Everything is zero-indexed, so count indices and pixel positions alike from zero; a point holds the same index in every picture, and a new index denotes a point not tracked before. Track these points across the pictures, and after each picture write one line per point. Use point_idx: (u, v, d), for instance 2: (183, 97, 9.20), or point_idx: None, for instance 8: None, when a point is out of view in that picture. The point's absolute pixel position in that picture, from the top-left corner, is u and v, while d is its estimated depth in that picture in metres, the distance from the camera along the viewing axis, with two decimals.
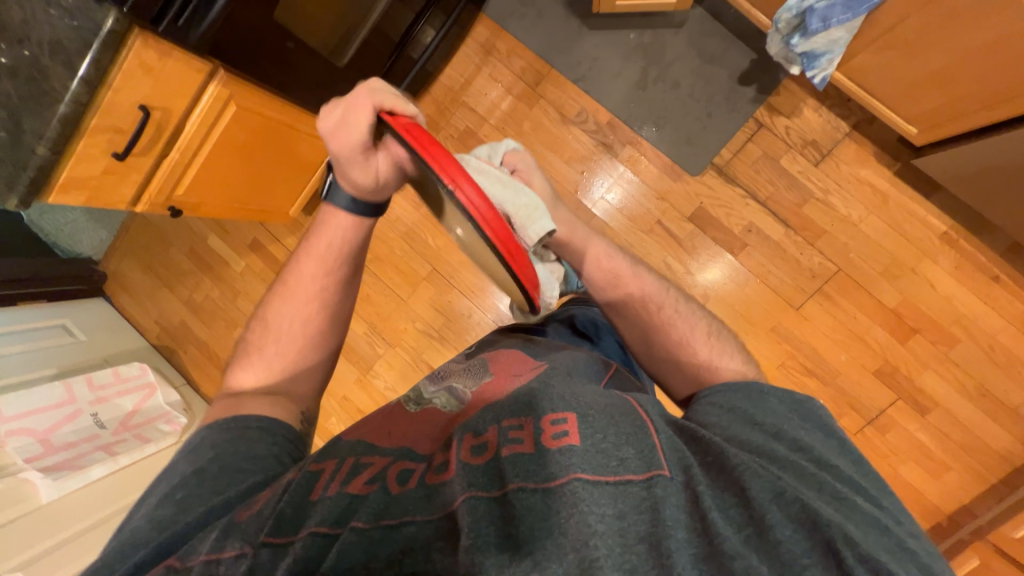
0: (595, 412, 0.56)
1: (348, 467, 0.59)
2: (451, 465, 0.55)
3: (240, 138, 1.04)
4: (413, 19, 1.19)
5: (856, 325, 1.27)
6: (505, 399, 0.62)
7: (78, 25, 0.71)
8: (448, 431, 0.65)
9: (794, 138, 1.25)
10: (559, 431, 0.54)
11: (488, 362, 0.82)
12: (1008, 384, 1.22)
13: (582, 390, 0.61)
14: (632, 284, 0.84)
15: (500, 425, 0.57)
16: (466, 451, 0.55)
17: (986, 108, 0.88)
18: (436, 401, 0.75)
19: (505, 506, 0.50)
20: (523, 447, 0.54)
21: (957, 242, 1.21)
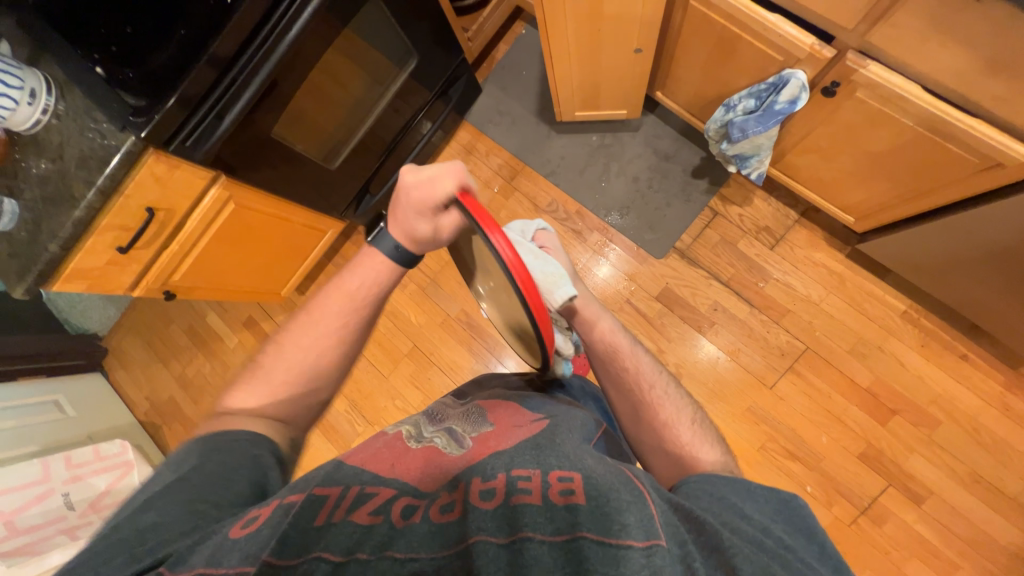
0: (597, 476, 0.55)
1: (352, 497, 0.54)
2: (458, 507, 0.51)
3: (238, 230, 1.17)
4: (401, 128, 1.38)
5: (832, 405, 1.25)
6: (513, 450, 0.61)
7: (101, 145, 0.84)
8: (452, 469, 0.61)
9: (748, 225, 1.35)
10: (565, 489, 0.52)
11: (488, 412, 0.78)
12: (1002, 470, 1.16)
13: (586, 456, 0.60)
14: (628, 359, 0.85)
15: (508, 474, 0.55)
16: (475, 493, 0.52)
17: (905, 202, 0.97)
18: (436, 440, 0.70)
19: (514, 555, 0.46)
20: (532, 499, 0.51)
21: (918, 321, 1.23)
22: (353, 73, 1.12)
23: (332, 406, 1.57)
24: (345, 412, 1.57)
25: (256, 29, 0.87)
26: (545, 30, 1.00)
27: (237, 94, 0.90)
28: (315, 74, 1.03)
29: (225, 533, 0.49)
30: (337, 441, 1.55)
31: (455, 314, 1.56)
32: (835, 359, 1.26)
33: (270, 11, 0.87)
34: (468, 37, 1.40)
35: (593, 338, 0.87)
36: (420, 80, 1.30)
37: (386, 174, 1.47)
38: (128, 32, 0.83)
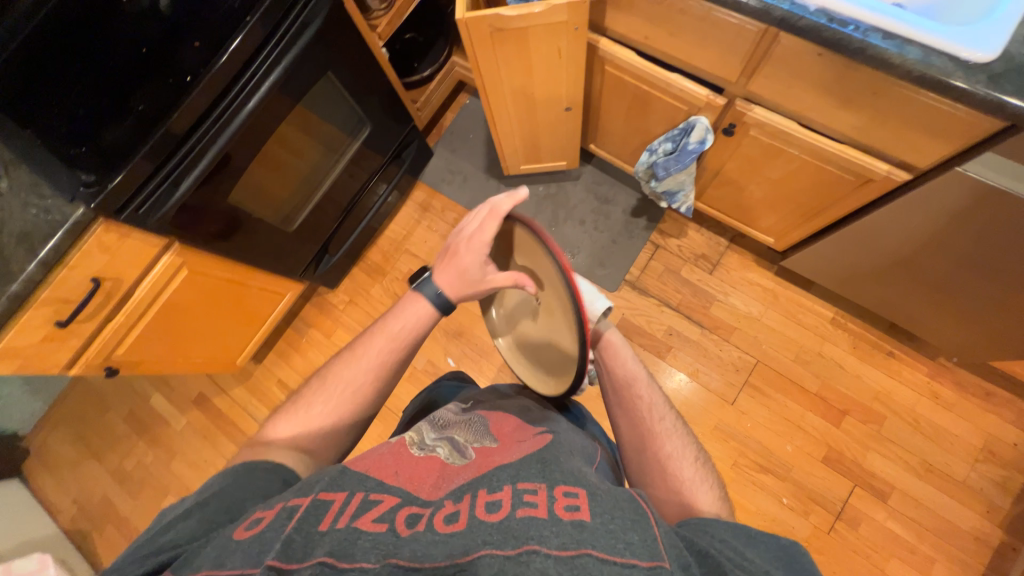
0: (603, 495, 0.56)
1: (357, 503, 0.56)
2: (463, 519, 0.52)
3: (190, 297, 1.15)
4: (358, 190, 1.44)
5: (790, 413, 1.32)
6: (518, 463, 0.62)
7: (44, 217, 0.83)
8: (452, 482, 0.61)
9: (687, 254, 1.47)
10: (572, 505, 0.52)
11: (489, 424, 0.81)
12: (947, 455, 1.24)
13: (593, 479, 0.61)
14: (644, 391, 0.90)
15: (514, 487, 0.56)
16: (481, 507, 0.53)
17: (810, 220, 1.11)
18: (438, 449, 0.72)
19: (515, 570, 0.45)
20: (539, 513, 0.51)
21: (846, 326, 1.36)
22: (308, 141, 1.19)
23: None
24: None
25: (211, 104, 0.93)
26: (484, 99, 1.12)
27: (194, 162, 0.94)
28: (270, 146, 1.09)
29: (231, 541, 0.52)
30: None
31: (422, 365, 1.55)
32: (784, 369, 1.35)
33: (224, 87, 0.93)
34: (416, 108, 1.53)
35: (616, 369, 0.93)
36: (374, 146, 1.39)
37: (345, 234, 1.51)
38: (80, 114, 0.79)
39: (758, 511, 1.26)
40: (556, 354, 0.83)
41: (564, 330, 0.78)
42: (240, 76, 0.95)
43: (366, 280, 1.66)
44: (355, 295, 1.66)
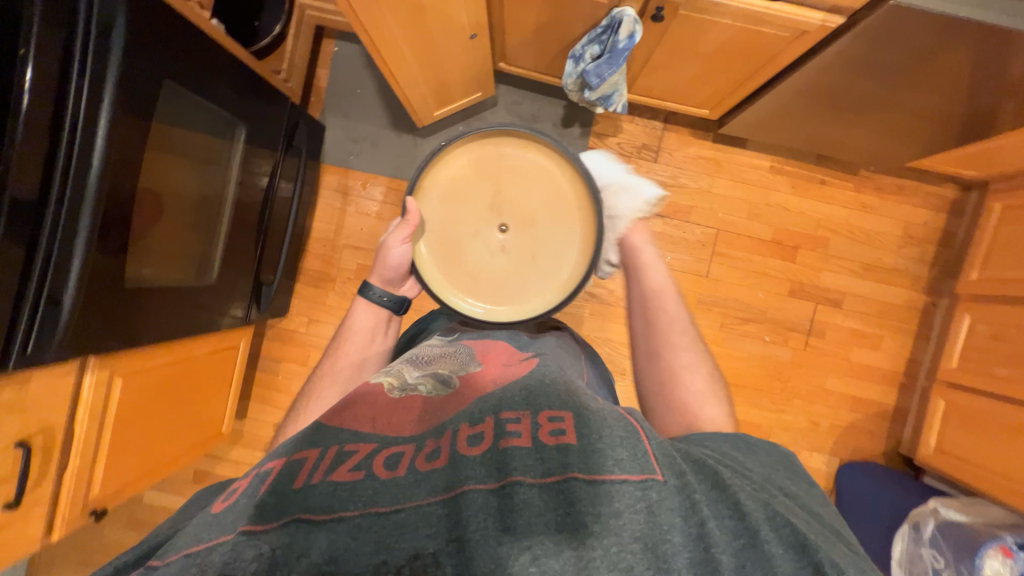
0: (591, 416, 0.59)
1: (333, 454, 0.53)
2: (443, 455, 0.53)
3: (138, 399, 0.98)
4: (263, 203, 1.22)
5: (754, 265, 1.45)
6: (501, 394, 0.63)
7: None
8: (441, 414, 0.61)
9: (628, 149, 1.44)
10: (557, 430, 0.55)
11: (474, 353, 0.79)
12: (879, 252, 1.45)
13: (581, 399, 0.64)
14: (668, 303, 0.87)
15: (496, 418, 0.58)
16: (463, 442, 0.54)
17: (743, 83, 1.10)
18: (421, 387, 0.67)
19: (505, 498, 0.48)
20: (521, 441, 0.54)
21: (782, 169, 1.45)
22: (181, 173, 0.94)
23: None
24: None
25: (40, 183, 0.65)
26: (370, 43, 0.93)
27: (61, 266, 0.68)
28: (144, 189, 0.84)
29: (212, 514, 0.50)
30: None
31: None
32: (741, 229, 1.45)
33: (45, 154, 0.65)
34: (283, 79, 1.25)
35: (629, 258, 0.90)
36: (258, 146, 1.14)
37: (271, 255, 1.31)
38: None
39: (747, 354, 1.46)
40: (548, 258, 0.80)
41: (558, 215, 0.81)
42: (59, 130, 0.66)
43: (316, 292, 1.50)
44: (311, 311, 1.50)
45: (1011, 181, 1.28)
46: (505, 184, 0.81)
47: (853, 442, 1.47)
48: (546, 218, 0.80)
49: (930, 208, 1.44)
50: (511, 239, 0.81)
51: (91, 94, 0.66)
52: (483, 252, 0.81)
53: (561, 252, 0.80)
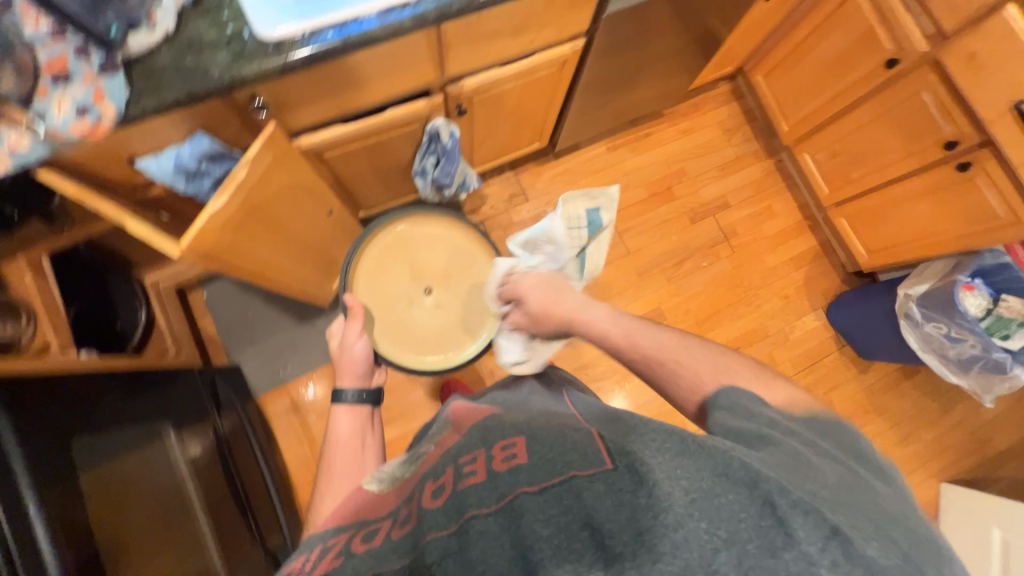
0: (542, 431, 0.59)
1: (349, 538, 0.57)
2: (414, 516, 0.56)
3: None
4: (230, 477, 1.08)
5: (654, 219, 1.65)
6: (463, 439, 0.66)
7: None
8: (436, 495, 0.56)
9: (503, 205, 1.59)
10: (509, 454, 0.57)
11: (453, 416, 0.80)
12: (721, 152, 1.74)
13: (533, 418, 0.64)
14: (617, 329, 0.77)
15: (457, 466, 0.59)
16: (427, 498, 0.57)
17: (548, 112, 1.29)
18: (384, 483, 0.71)
19: (462, 536, 0.50)
20: (476, 477, 0.55)
21: (616, 144, 1.69)
22: (143, 510, 0.83)
23: None
24: None
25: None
26: (258, 276, 0.94)
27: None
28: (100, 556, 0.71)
29: None
30: None
31: None
32: (624, 202, 1.65)
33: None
34: (174, 355, 1.18)
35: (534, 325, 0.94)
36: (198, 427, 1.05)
37: (268, 518, 1.17)
38: None
39: (701, 284, 1.63)
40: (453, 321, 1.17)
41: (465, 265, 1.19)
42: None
43: None
44: None
45: (756, 57, 1.61)
46: (420, 261, 1.17)
47: (817, 288, 1.67)
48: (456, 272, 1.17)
49: (725, 102, 1.76)
50: (440, 296, 1.17)
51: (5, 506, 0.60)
52: (422, 313, 1.16)
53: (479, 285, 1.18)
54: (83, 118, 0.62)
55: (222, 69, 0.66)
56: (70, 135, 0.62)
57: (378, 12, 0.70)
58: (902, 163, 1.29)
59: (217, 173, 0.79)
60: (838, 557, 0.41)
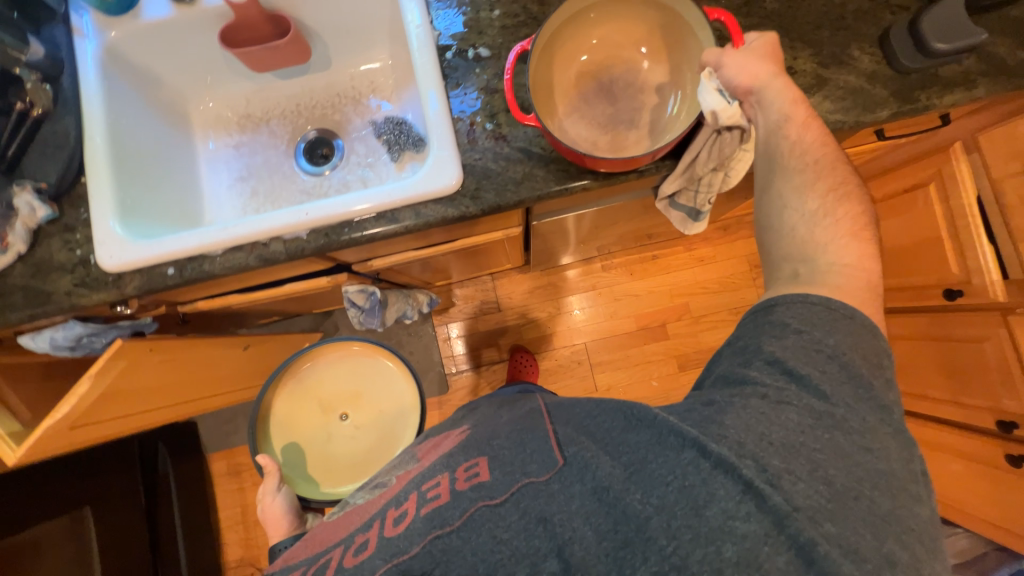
0: (502, 442, 0.49)
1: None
2: (371, 542, 0.44)
3: None
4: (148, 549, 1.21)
5: (635, 357, 1.46)
6: (425, 469, 0.52)
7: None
8: (367, 512, 0.50)
9: (472, 311, 1.50)
10: (470, 474, 0.46)
11: (414, 450, 0.69)
12: (738, 292, 1.48)
13: (488, 432, 0.54)
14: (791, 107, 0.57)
15: (415, 489, 0.48)
16: (349, 556, 0.44)
17: (510, 254, 1.17)
18: (355, 499, 0.61)
19: (430, 560, 0.40)
20: (440, 500, 0.44)
21: (614, 262, 1.50)
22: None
23: None
24: None
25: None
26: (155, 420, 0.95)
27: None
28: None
29: None
30: None
31: None
32: (606, 332, 1.48)
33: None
34: None
35: (763, 111, 0.57)
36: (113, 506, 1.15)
37: None
38: None
39: None
40: (373, 437, 1.02)
41: (370, 375, 1.05)
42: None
43: None
44: None
45: None
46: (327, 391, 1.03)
47: None
48: (366, 386, 1.04)
49: None
50: (355, 416, 1.03)
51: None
52: (340, 440, 1.03)
53: (392, 392, 1.05)
54: None
55: (64, 294, 0.65)
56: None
57: (224, 249, 0.65)
58: (942, 403, 0.98)
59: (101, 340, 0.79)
60: (876, 441, 0.43)
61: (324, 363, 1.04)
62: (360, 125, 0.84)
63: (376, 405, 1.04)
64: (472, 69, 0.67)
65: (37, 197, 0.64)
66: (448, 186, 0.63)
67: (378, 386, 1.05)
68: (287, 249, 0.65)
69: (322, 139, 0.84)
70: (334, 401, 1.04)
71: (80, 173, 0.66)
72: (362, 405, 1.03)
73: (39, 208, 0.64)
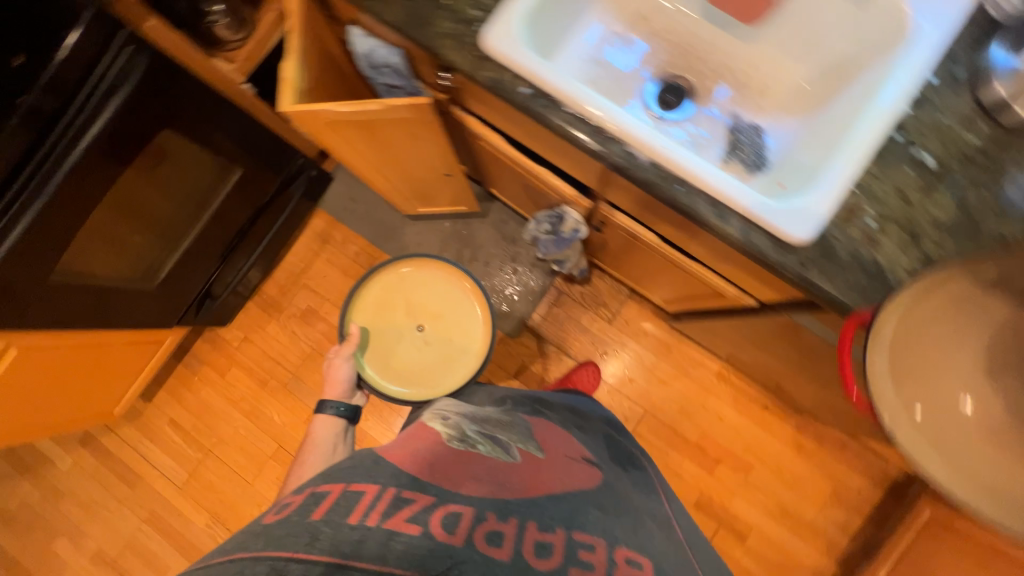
0: (605, 517, 0.85)
1: (420, 507, 0.71)
2: (505, 548, 0.69)
3: (24, 373, 1.03)
4: (238, 233, 1.33)
5: (670, 464, 1.39)
6: (554, 508, 0.81)
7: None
8: (490, 497, 0.78)
9: (589, 301, 1.48)
10: (594, 557, 0.74)
11: (530, 433, 1.01)
12: (801, 502, 1.37)
13: (594, 484, 0.92)
14: None
15: (548, 531, 0.76)
16: (482, 535, 0.70)
17: (683, 299, 1.13)
18: (479, 448, 0.91)
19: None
20: (568, 561, 0.71)
21: (730, 378, 1.42)
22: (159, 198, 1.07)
23: (191, 523, 1.49)
24: (207, 527, 1.50)
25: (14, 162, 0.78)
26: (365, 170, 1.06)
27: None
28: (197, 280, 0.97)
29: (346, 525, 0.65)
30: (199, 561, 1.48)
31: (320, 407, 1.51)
32: (668, 422, 1.42)
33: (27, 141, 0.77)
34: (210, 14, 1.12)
35: None
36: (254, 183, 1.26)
37: (233, 271, 1.41)
38: None
39: None
40: (434, 352, 1.38)
41: (453, 307, 1.40)
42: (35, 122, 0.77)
43: (262, 314, 1.56)
44: (250, 331, 1.57)
45: None
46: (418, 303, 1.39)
47: None
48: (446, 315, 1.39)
49: (868, 479, 1.35)
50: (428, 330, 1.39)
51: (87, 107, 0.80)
52: (410, 341, 1.39)
53: (463, 329, 1.39)
54: None
55: (438, 31, 0.67)
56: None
57: (582, 114, 0.63)
58: None
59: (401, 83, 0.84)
60: None
61: (436, 283, 1.41)
62: (720, 108, 0.81)
63: (448, 335, 1.39)
64: (879, 164, 0.64)
65: None
66: (797, 237, 0.59)
67: (452, 325, 1.39)
68: (630, 161, 0.63)
69: (684, 88, 0.83)
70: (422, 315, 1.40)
71: None
72: (436, 326, 1.40)
73: None
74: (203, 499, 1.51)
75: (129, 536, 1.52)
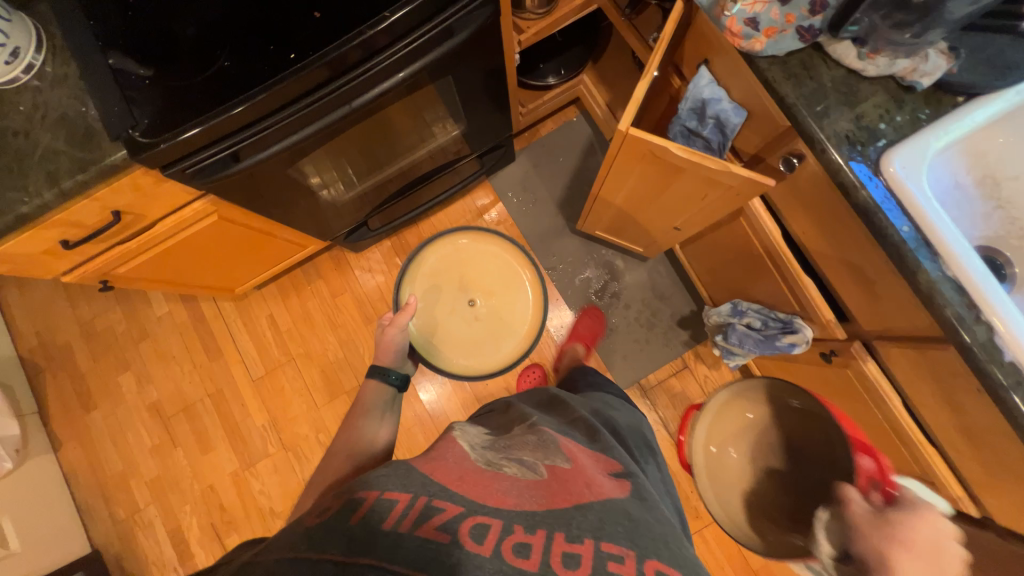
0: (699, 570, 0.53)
1: (416, 510, 0.52)
2: (534, 557, 0.47)
3: (207, 238, 1.04)
4: (423, 178, 1.30)
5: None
6: (601, 510, 0.55)
7: (77, 117, 0.71)
8: (520, 501, 0.55)
9: (709, 387, 1.42)
10: None
11: (560, 443, 0.71)
12: None
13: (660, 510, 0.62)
14: None
15: (603, 544, 0.50)
16: (508, 543, 0.49)
17: (838, 445, 1.07)
18: (507, 466, 0.64)
19: None
20: None
21: None
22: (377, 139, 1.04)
23: (250, 419, 1.51)
24: (261, 428, 1.52)
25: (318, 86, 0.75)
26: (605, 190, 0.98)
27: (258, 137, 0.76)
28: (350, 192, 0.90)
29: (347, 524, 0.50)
30: (243, 455, 1.51)
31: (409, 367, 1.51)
32: (738, 539, 1.36)
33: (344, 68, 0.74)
34: None
35: None
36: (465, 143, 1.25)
37: (396, 210, 1.39)
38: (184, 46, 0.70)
39: None
40: (488, 330, 1.35)
41: (510, 285, 1.37)
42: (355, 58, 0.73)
43: (393, 256, 1.56)
44: (376, 266, 1.57)
45: None
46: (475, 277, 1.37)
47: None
48: (503, 289, 1.36)
49: None
50: (481, 306, 1.35)
51: (407, 52, 0.76)
52: (462, 317, 1.35)
53: (516, 308, 1.36)
54: (756, 30, 0.63)
55: (834, 128, 0.62)
56: (727, 25, 0.65)
57: (961, 285, 0.58)
58: None
59: (718, 142, 0.80)
60: None
61: (492, 253, 1.38)
62: None
63: (501, 311, 1.35)
64: None
65: (945, 68, 0.59)
66: None
67: (506, 300, 1.36)
68: (983, 343, 0.57)
69: (1005, 271, 0.75)
70: (478, 291, 1.36)
71: (979, 101, 0.60)
72: (492, 301, 1.36)
73: (931, 77, 0.59)
74: (269, 400, 1.53)
75: (189, 402, 1.55)
